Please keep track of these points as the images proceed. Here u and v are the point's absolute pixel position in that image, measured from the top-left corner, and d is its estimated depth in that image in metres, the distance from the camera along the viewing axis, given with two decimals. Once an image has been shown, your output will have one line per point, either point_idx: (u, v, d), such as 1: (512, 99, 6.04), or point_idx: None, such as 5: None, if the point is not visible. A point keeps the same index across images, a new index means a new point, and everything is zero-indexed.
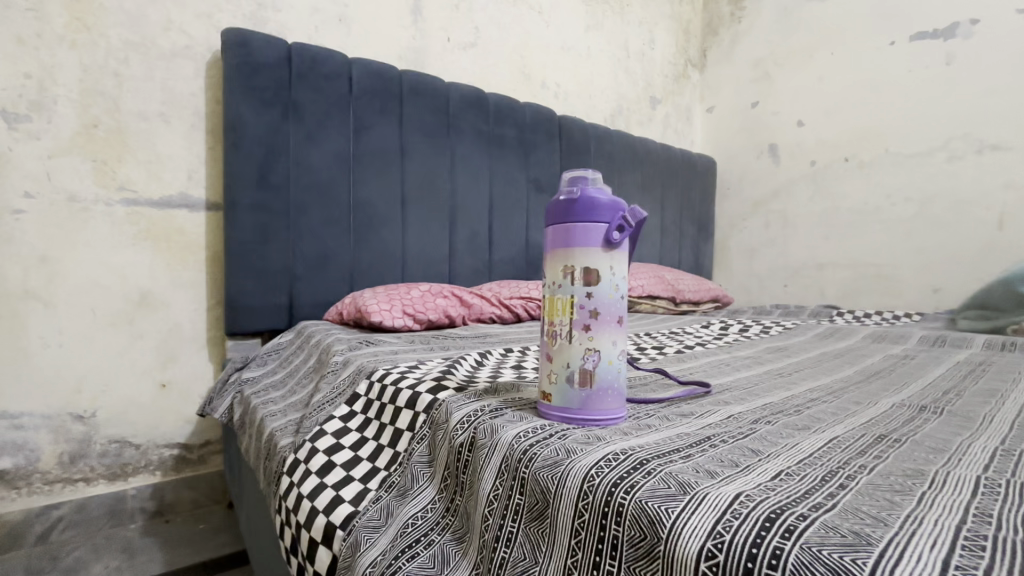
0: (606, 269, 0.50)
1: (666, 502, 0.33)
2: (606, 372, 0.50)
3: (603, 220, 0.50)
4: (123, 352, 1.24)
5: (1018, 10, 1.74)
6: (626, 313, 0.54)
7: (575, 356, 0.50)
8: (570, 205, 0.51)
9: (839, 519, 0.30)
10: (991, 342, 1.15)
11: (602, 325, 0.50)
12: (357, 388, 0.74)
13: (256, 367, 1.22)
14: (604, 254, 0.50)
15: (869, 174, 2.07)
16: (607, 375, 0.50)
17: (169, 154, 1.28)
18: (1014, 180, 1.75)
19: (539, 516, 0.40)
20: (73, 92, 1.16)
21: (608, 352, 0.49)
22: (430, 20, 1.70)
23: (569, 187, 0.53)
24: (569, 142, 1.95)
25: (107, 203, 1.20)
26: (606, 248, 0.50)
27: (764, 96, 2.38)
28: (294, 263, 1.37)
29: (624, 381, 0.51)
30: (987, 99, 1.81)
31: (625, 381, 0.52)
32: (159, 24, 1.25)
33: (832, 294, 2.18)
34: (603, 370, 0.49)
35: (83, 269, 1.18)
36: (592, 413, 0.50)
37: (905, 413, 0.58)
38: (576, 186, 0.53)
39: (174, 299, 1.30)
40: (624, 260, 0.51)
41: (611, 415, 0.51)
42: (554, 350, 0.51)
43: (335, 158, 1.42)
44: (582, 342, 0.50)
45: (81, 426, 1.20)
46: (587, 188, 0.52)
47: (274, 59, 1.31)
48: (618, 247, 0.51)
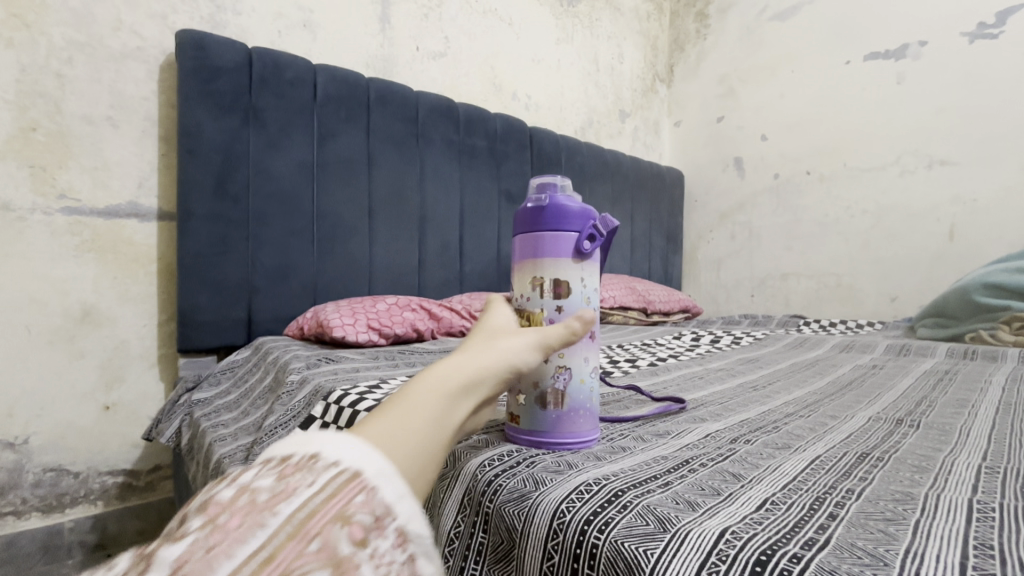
0: (576, 281, 0.47)
1: (645, 543, 0.30)
2: (577, 391, 0.46)
3: (574, 228, 0.47)
4: (62, 372, 1.14)
5: (962, 33, 1.83)
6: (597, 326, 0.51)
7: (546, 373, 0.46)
8: (541, 211, 0.47)
9: (836, 560, 0.28)
10: (953, 351, 1.18)
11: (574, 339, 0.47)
12: (313, 410, 0.68)
13: (208, 387, 1.14)
14: (575, 265, 0.47)
15: (829, 187, 2.12)
16: (578, 395, 0.46)
17: (117, 160, 1.19)
18: (961, 194, 1.83)
19: (504, 557, 0.37)
20: (10, 94, 1.07)
21: (578, 368, 0.47)
22: (399, 28, 1.66)
23: (536, 193, 0.50)
24: (540, 152, 1.93)
25: (46, 212, 1.11)
26: (577, 258, 0.47)
27: (728, 110, 2.43)
28: (253, 276, 1.30)
29: (596, 400, 0.48)
30: (936, 117, 1.88)
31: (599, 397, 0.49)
32: (108, 24, 1.18)
33: (796, 303, 2.21)
34: (574, 388, 0.46)
35: (17, 283, 1.08)
36: (566, 435, 0.46)
37: (882, 427, 0.57)
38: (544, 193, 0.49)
39: (121, 316, 1.21)
40: (595, 271, 0.49)
41: (587, 436, 0.47)
42: None
43: (299, 167, 1.36)
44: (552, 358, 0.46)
45: (12, 454, 1.08)
46: (557, 195, 0.49)
47: (233, 63, 1.25)
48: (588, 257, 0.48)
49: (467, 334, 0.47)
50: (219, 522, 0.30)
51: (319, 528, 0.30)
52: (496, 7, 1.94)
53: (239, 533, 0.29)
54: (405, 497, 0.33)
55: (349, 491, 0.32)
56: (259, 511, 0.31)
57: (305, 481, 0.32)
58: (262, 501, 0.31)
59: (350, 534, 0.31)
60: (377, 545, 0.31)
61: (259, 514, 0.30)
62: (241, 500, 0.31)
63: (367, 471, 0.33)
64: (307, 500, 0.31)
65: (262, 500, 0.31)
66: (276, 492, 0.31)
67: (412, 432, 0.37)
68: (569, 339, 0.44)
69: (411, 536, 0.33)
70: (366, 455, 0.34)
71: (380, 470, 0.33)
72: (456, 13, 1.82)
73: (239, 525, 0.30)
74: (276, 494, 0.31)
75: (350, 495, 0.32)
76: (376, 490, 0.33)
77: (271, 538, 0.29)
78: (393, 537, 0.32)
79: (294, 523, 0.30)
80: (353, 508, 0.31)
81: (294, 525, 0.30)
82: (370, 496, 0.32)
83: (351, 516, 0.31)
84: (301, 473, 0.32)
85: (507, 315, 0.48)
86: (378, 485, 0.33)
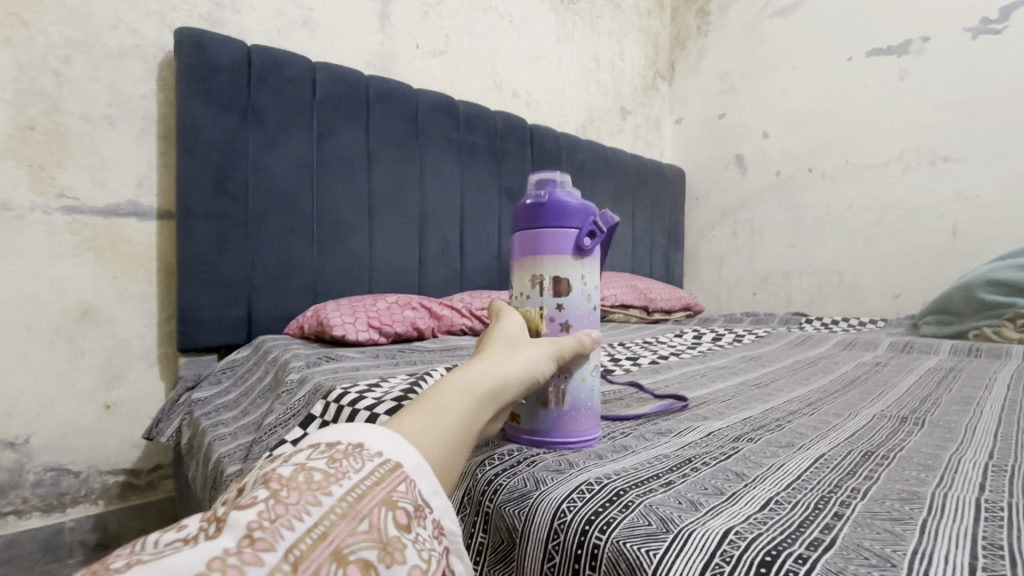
0: (577, 279, 0.47)
1: (647, 544, 0.30)
2: (583, 391, 0.46)
3: (574, 225, 0.46)
4: (62, 372, 1.13)
5: (965, 29, 1.82)
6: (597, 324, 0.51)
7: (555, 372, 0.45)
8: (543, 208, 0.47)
9: (842, 560, 0.27)
10: (956, 348, 1.17)
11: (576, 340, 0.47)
12: (313, 410, 0.68)
13: (208, 386, 1.13)
14: (575, 262, 0.47)
15: (831, 184, 2.11)
16: (583, 395, 0.46)
17: (116, 159, 1.19)
18: (964, 190, 1.82)
19: (504, 558, 0.37)
20: (8, 93, 1.07)
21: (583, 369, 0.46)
22: (399, 26, 1.66)
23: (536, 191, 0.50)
24: (541, 150, 1.92)
25: (44, 211, 1.10)
26: (577, 255, 0.47)
27: (729, 107, 2.42)
28: (252, 274, 1.29)
29: (598, 399, 0.48)
30: (939, 113, 1.87)
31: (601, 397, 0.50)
32: (106, 22, 1.17)
33: (798, 301, 2.21)
34: (580, 387, 0.46)
35: (16, 282, 1.08)
36: (570, 434, 0.46)
37: (888, 426, 0.56)
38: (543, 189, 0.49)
39: (121, 315, 1.20)
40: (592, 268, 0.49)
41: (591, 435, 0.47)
42: None
43: (298, 165, 1.35)
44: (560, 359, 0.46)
45: (12, 454, 1.08)
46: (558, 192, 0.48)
47: (231, 60, 1.24)
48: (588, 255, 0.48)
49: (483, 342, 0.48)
50: (279, 495, 0.30)
51: (369, 509, 0.31)
52: (496, 4, 1.93)
53: (297, 507, 0.29)
54: (436, 492, 0.35)
55: (393, 480, 0.33)
56: (314, 489, 0.31)
57: (354, 466, 0.33)
58: (316, 481, 0.31)
59: (396, 517, 0.31)
60: (418, 533, 0.32)
61: (314, 492, 0.31)
62: (296, 479, 0.31)
63: (406, 465, 0.35)
64: (357, 484, 0.32)
65: (317, 480, 0.31)
66: (330, 473, 0.32)
67: (441, 430, 0.39)
68: (581, 352, 0.45)
69: (442, 527, 0.34)
70: (403, 449, 0.35)
71: (415, 465, 0.35)
72: (456, 10, 1.81)
73: (297, 500, 0.30)
74: (329, 475, 0.32)
75: (394, 483, 0.33)
76: (413, 483, 0.34)
77: (325, 515, 0.30)
78: (429, 527, 0.33)
79: (348, 503, 0.31)
80: (397, 496, 0.33)
81: (348, 504, 0.31)
82: (410, 486, 0.34)
83: (396, 502, 0.32)
84: (349, 460, 0.33)
85: (516, 320, 0.48)
86: (414, 478, 0.35)
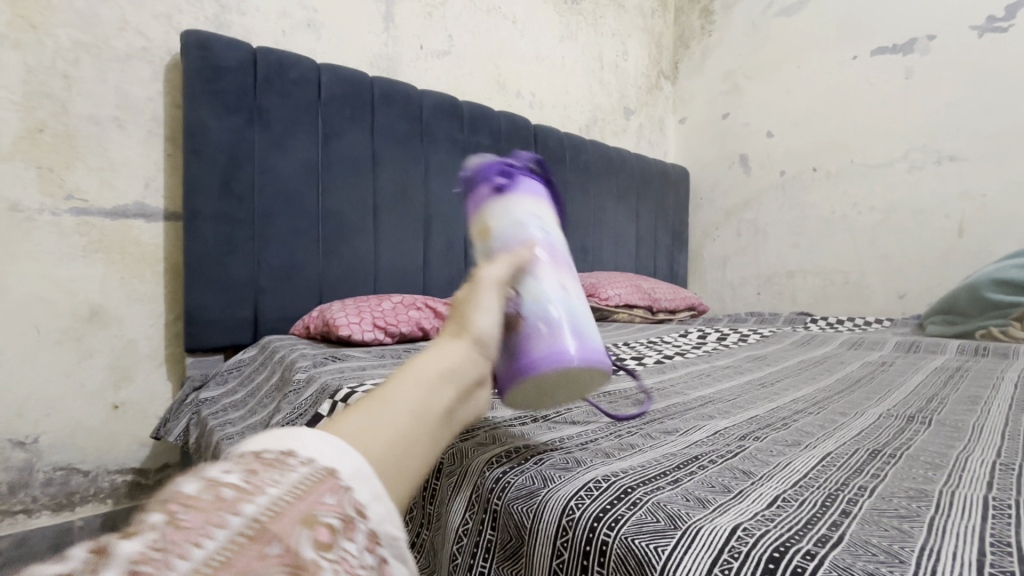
0: (501, 213, 0.60)
1: (655, 540, 0.30)
2: (542, 312, 0.53)
3: (488, 179, 0.64)
4: (70, 372, 1.14)
5: (972, 27, 1.81)
6: (543, 250, 0.58)
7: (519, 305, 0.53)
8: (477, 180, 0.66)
9: (851, 556, 0.28)
10: (963, 348, 1.16)
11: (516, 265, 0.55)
12: (320, 408, 0.69)
13: (215, 386, 1.14)
14: (496, 202, 0.62)
15: (836, 183, 2.11)
16: (551, 316, 0.53)
17: (123, 160, 1.19)
18: (970, 189, 1.81)
19: (513, 555, 0.37)
20: (17, 94, 1.06)
21: (543, 297, 0.54)
22: (403, 27, 1.66)
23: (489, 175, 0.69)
24: (545, 150, 1.92)
25: (54, 212, 1.11)
26: (496, 199, 0.62)
27: (733, 107, 2.41)
28: (259, 275, 1.30)
29: (554, 309, 0.53)
30: (945, 112, 1.86)
31: (579, 321, 0.54)
32: (114, 24, 1.17)
33: (803, 300, 2.20)
34: (544, 311, 0.53)
35: (26, 283, 1.08)
36: (545, 354, 0.50)
37: (895, 425, 0.56)
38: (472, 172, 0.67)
39: (129, 315, 1.21)
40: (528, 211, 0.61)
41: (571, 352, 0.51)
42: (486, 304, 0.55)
43: (304, 166, 1.36)
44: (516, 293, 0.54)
45: (22, 453, 1.09)
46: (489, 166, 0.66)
47: (237, 62, 1.25)
48: (513, 199, 0.62)
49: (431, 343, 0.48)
50: (175, 516, 0.25)
51: (286, 528, 0.26)
52: (500, 5, 1.93)
53: (198, 530, 0.24)
54: (382, 498, 0.32)
55: (321, 490, 0.29)
56: (222, 507, 0.26)
57: (274, 478, 0.28)
58: (226, 498, 0.26)
59: (316, 535, 0.27)
60: (347, 548, 0.28)
61: (220, 511, 0.25)
62: (201, 497, 0.26)
63: (342, 472, 0.31)
64: (276, 498, 0.27)
65: (227, 497, 0.26)
66: (243, 488, 0.27)
67: (385, 426, 0.36)
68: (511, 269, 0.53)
69: (379, 539, 0.30)
70: (340, 453, 0.32)
71: (355, 469, 0.32)
72: (460, 11, 1.81)
73: (198, 523, 0.25)
74: (242, 490, 0.27)
75: (322, 493, 0.29)
76: (351, 492, 0.30)
77: (232, 539, 0.25)
78: (362, 540, 0.29)
79: (259, 523, 0.26)
80: (322, 508, 0.28)
81: (261, 524, 0.26)
82: (338, 498, 0.29)
83: (320, 517, 0.27)
84: (270, 472, 0.28)
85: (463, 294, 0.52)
86: (353, 486, 0.31)
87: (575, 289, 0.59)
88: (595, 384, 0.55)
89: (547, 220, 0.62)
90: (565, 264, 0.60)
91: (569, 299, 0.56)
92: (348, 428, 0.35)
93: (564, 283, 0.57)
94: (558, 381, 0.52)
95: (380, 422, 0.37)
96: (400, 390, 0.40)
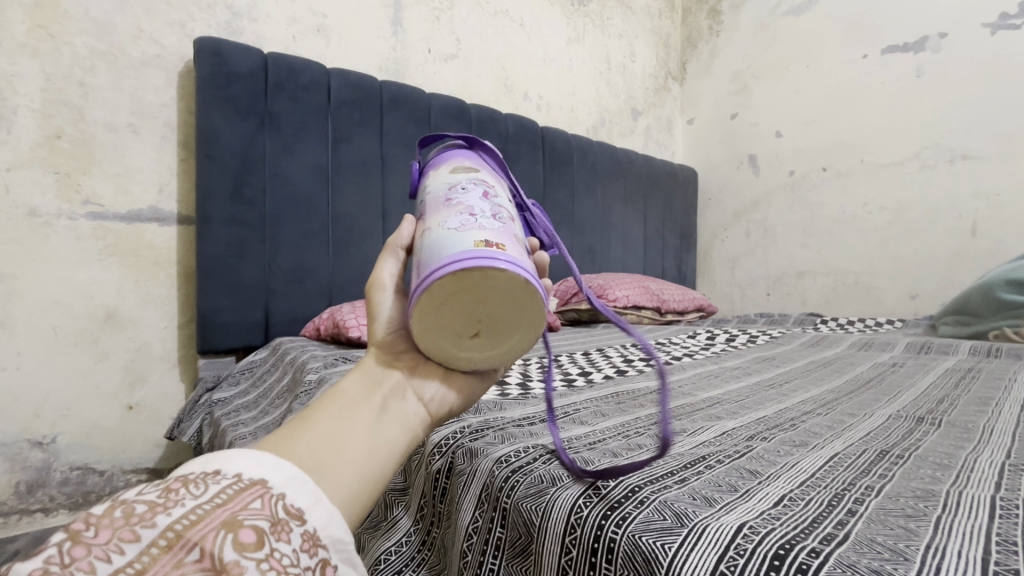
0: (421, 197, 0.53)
1: (662, 537, 0.31)
2: (428, 241, 0.41)
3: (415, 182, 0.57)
4: (86, 373, 1.16)
5: (983, 24, 1.79)
6: (441, 191, 0.47)
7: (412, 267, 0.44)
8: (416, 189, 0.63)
9: (856, 554, 0.28)
10: (976, 349, 1.15)
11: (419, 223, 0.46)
12: None
13: (228, 387, 1.16)
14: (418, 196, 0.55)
15: (846, 183, 2.09)
16: (432, 243, 0.40)
17: (138, 166, 1.21)
18: (983, 189, 1.79)
19: (523, 551, 0.38)
20: (36, 102, 1.09)
21: (423, 239, 0.43)
22: (412, 31, 1.68)
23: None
24: (553, 152, 1.93)
25: (71, 217, 1.13)
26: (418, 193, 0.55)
27: (741, 107, 2.40)
28: (270, 278, 1.32)
29: (439, 233, 0.41)
30: (956, 110, 1.85)
31: (468, 233, 0.39)
32: (129, 33, 1.19)
33: (813, 302, 2.18)
34: (422, 251, 0.41)
35: (44, 287, 1.10)
36: (417, 290, 0.38)
37: (904, 426, 0.56)
38: None
39: (143, 317, 1.23)
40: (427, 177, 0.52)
41: (442, 271, 0.37)
42: None
43: (313, 171, 1.38)
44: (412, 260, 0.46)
45: (40, 453, 1.11)
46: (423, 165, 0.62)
47: (249, 69, 1.26)
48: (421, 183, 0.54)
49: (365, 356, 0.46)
50: (86, 534, 0.25)
51: (202, 535, 0.26)
52: (507, 8, 1.94)
53: (105, 546, 0.25)
54: (321, 500, 0.32)
55: (246, 497, 0.29)
56: (135, 523, 0.26)
57: (194, 491, 0.28)
58: (139, 513, 0.26)
59: (236, 538, 0.27)
60: (277, 548, 0.28)
61: (132, 526, 0.26)
62: (111, 514, 0.26)
63: (273, 482, 0.31)
64: (194, 508, 0.27)
65: (138, 512, 0.26)
66: (157, 503, 0.27)
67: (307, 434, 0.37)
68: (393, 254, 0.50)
69: (321, 539, 0.31)
70: (270, 465, 0.32)
71: (287, 480, 0.32)
72: (468, 15, 1.82)
73: (109, 539, 0.25)
74: (157, 505, 0.27)
75: (246, 500, 0.29)
76: (283, 498, 0.30)
77: (142, 552, 0.25)
78: (298, 541, 0.29)
79: (173, 533, 0.26)
80: (247, 513, 0.28)
81: (175, 533, 0.26)
82: (268, 501, 0.30)
83: (243, 521, 0.28)
84: (190, 486, 0.29)
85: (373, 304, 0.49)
86: (287, 492, 0.31)
87: (483, 203, 0.44)
88: (538, 302, 0.39)
89: (448, 165, 0.51)
90: (467, 185, 0.46)
91: (458, 218, 0.42)
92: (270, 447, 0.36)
93: (458, 205, 0.43)
94: (465, 313, 0.38)
95: (308, 432, 0.37)
96: (325, 406, 0.40)
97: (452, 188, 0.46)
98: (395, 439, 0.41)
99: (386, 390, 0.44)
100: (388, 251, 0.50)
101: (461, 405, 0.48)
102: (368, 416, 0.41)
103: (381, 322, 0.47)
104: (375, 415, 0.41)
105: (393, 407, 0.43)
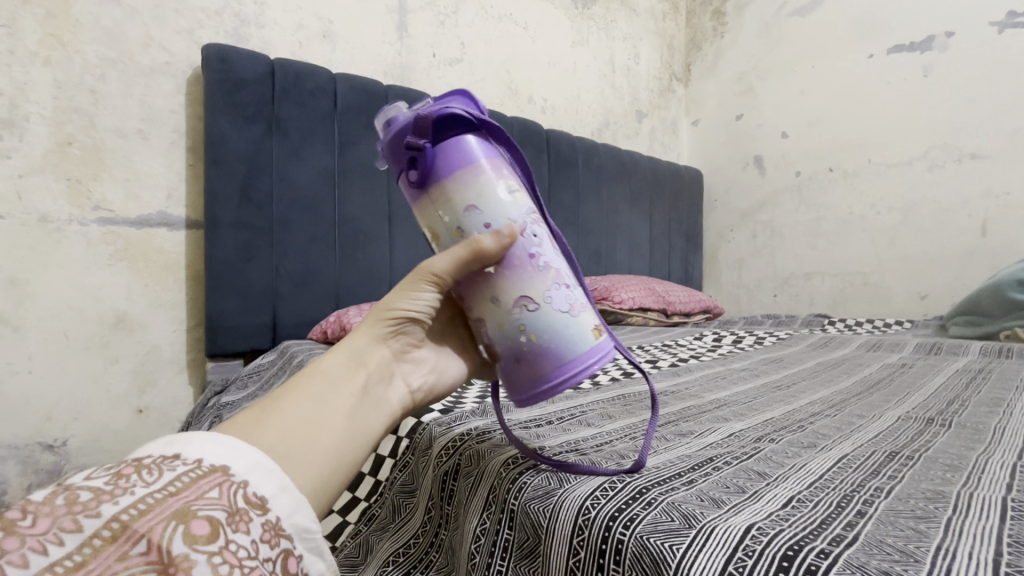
0: (467, 192, 0.48)
1: (669, 538, 0.31)
2: (553, 320, 0.47)
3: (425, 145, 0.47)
4: (97, 377, 1.17)
5: (991, 23, 1.78)
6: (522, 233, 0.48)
7: (496, 318, 0.47)
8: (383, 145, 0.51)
9: (865, 556, 0.28)
10: (986, 349, 1.14)
11: (516, 272, 0.47)
12: None
13: (235, 391, 1.17)
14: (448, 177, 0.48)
15: (853, 183, 2.08)
16: (562, 328, 0.47)
17: (148, 172, 1.23)
18: (993, 188, 1.78)
19: (531, 553, 0.38)
20: (47, 109, 1.10)
21: (521, 309, 0.46)
22: (416, 36, 1.69)
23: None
24: (558, 155, 1.93)
25: (81, 222, 1.14)
26: (439, 169, 0.48)
27: (747, 108, 2.39)
28: (277, 282, 1.33)
29: (566, 316, 0.47)
30: (964, 109, 1.84)
31: (584, 319, 0.48)
32: (138, 41, 1.20)
33: (821, 303, 2.17)
34: (534, 329, 0.46)
35: (55, 292, 1.11)
36: (563, 375, 0.46)
37: (914, 427, 0.56)
38: (388, 132, 0.50)
39: (153, 321, 1.24)
40: (464, 188, 0.48)
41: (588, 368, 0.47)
42: (486, 312, 0.48)
43: (320, 175, 1.39)
44: (484, 298, 0.47)
45: (51, 456, 1.12)
46: (400, 117, 0.50)
47: (255, 74, 1.28)
48: (457, 169, 0.48)
49: (364, 331, 0.48)
50: (21, 524, 0.27)
51: (148, 528, 0.28)
52: (511, 12, 1.95)
53: (45, 535, 0.27)
54: (287, 489, 0.35)
55: (202, 485, 0.31)
56: (77, 512, 0.28)
57: (142, 481, 0.30)
58: (82, 502, 0.28)
59: (185, 531, 0.29)
60: (233, 540, 0.30)
61: (74, 515, 0.28)
62: (51, 503, 0.28)
63: (235, 468, 0.34)
64: (144, 498, 0.29)
65: (81, 501, 0.28)
66: (102, 494, 0.29)
67: (280, 421, 0.39)
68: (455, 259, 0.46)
69: (283, 529, 0.33)
70: (236, 452, 0.35)
71: (251, 465, 0.34)
72: (472, 18, 1.83)
73: (47, 528, 0.27)
74: (102, 494, 0.29)
75: (202, 489, 0.31)
76: (244, 486, 0.33)
77: (82, 544, 0.27)
78: (258, 531, 0.32)
79: (118, 523, 0.28)
80: (201, 504, 0.30)
81: (120, 524, 0.28)
82: (225, 490, 0.32)
83: (196, 512, 0.30)
84: (140, 474, 0.31)
85: (402, 290, 0.48)
86: (250, 479, 0.33)
87: (555, 257, 0.50)
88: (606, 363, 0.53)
89: (502, 180, 0.49)
90: (540, 234, 0.49)
91: (557, 291, 0.48)
92: (245, 424, 0.39)
93: (545, 270, 0.48)
94: None
95: (285, 412, 0.40)
96: (305, 387, 0.43)
97: (524, 238, 0.47)
98: (370, 423, 0.45)
99: (369, 373, 0.46)
100: (469, 256, 0.45)
101: (446, 389, 0.53)
102: (347, 399, 0.44)
103: (404, 303, 0.48)
104: (358, 397, 0.45)
105: (375, 391, 0.46)
